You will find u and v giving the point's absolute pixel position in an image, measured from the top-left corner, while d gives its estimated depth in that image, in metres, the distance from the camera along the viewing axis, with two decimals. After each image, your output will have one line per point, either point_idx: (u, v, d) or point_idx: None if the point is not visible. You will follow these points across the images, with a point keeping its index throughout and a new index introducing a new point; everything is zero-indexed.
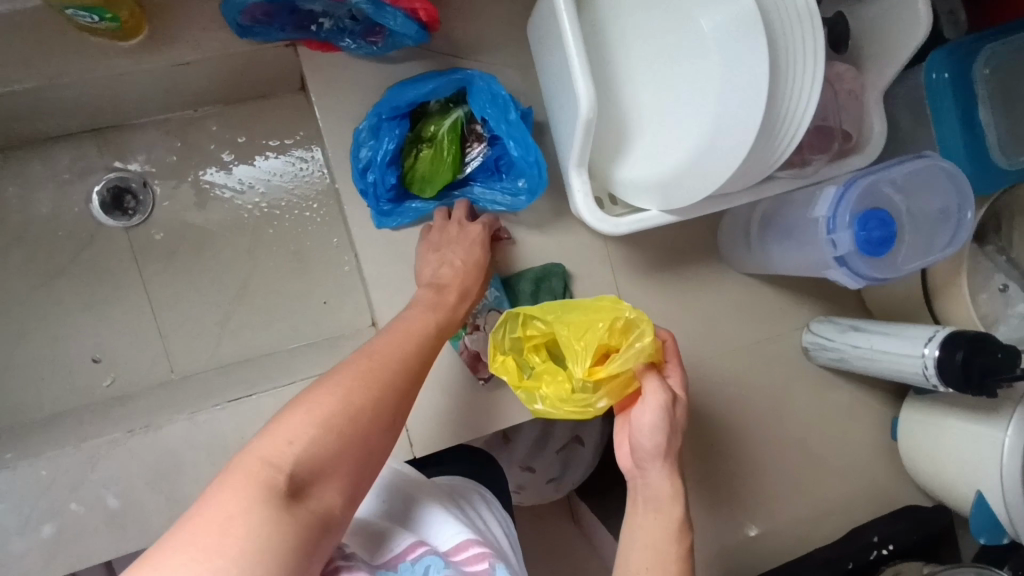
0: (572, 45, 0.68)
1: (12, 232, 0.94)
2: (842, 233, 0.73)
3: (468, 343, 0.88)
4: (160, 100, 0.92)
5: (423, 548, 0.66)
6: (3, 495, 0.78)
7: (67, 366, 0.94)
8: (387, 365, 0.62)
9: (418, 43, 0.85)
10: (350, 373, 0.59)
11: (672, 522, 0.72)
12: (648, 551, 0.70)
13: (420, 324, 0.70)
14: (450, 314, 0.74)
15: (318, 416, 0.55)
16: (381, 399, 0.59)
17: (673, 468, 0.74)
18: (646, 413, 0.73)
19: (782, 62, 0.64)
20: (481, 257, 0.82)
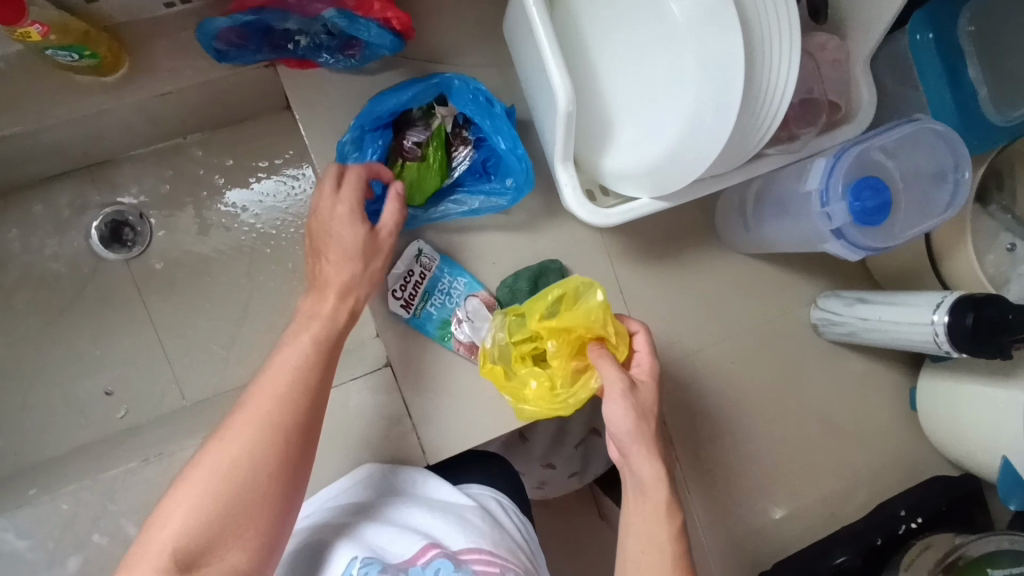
0: (545, 38, 0.67)
1: (18, 274, 0.96)
2: (836, 205, 0.71)
3: (460, 339, 0.89)
4: (148, 132, 0.93)
5: (433, 551, 0.71)
6: (27, 532, 0.79)
7: (81, 401, 0.95)
8: (260, 416, 0.66)
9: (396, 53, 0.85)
10: (223, 441, 0.65)
11: (657, 507, 0.75)
12: (643, 537, 0.74)
13: (297, 347, 0.71)
14: (333, 324, 0.73)
15: (193, 493, 0.63)
16: (253, 454, 0.65)
17: (652, 449, 0.76)
18: (613, 401, 0.75)
19: (756, 37, 0.63)
20: (351, 248, 0.74)
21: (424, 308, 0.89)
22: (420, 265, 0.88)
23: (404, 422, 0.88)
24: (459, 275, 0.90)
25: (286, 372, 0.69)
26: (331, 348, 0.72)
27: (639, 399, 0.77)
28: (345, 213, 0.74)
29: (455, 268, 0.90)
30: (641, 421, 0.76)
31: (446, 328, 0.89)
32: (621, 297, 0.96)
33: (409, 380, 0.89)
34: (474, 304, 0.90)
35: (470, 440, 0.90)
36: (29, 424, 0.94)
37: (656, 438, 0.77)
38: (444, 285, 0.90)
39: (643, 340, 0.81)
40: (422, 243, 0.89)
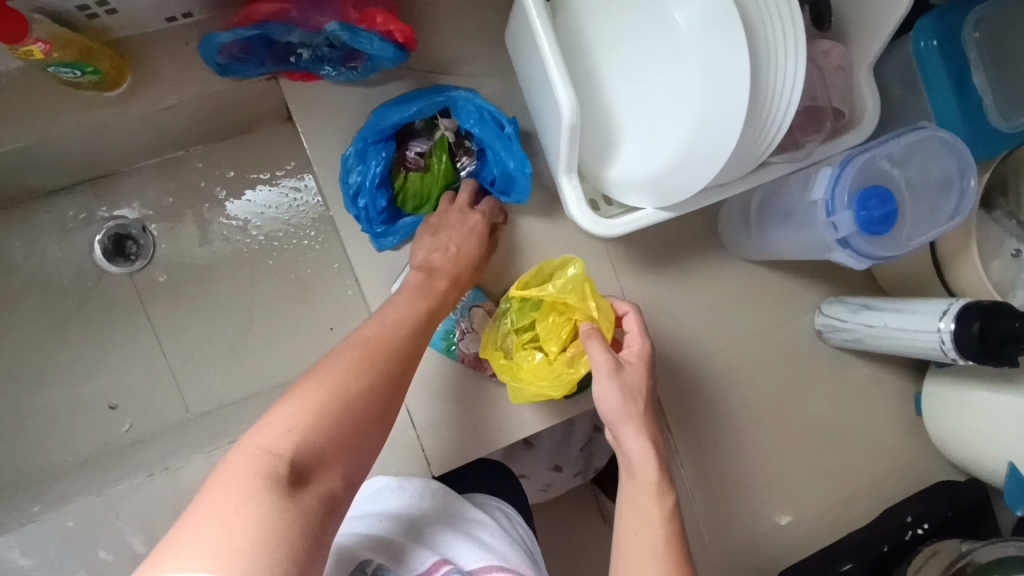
0: (548, 50, 0.67)
1: (21, 288, 0.96)
2: (841, 214, 0.71)
3: (465, 350, 0.89)
4: (150, 144, 0.93)
5: (446, 567, 0.69)
6: (33, 549, 0.79)
7: (86, 414, 0.95)
8: (378, 349, 0.63)
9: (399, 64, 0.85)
10: (340, 361, 0.60)
11: (647, 488, 0.71)
12: (637, 521, 0.70)
13: (412, 308, 0.71)
14: (439, 304, 0.75)
15: (318, 402, 0.55)
16: (376, 384, 0.60)
17: (642, 429, 0.74)
18: (600, 380, 0.74)
19: (761, 47, 0.63)
20: (473, 252, 0.82)
21: None
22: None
23: (409, 433, 0.89)
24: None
25: (399, 327, 0.68)
26: (433, 318, 0.73)
27: (625, 378, 0.75)
28: (478, 224, 0.84)
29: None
30: (627, 400, 0.74)
31: (451, 339, 0.89)
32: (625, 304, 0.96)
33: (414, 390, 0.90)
34: (476, 313, 0.89)
35: (476, 449, 0.90)
36: (34, 437, 0.94)
37: (647, 419, 0.75)
38: None
39: (634, 321, 0.80)
40: None
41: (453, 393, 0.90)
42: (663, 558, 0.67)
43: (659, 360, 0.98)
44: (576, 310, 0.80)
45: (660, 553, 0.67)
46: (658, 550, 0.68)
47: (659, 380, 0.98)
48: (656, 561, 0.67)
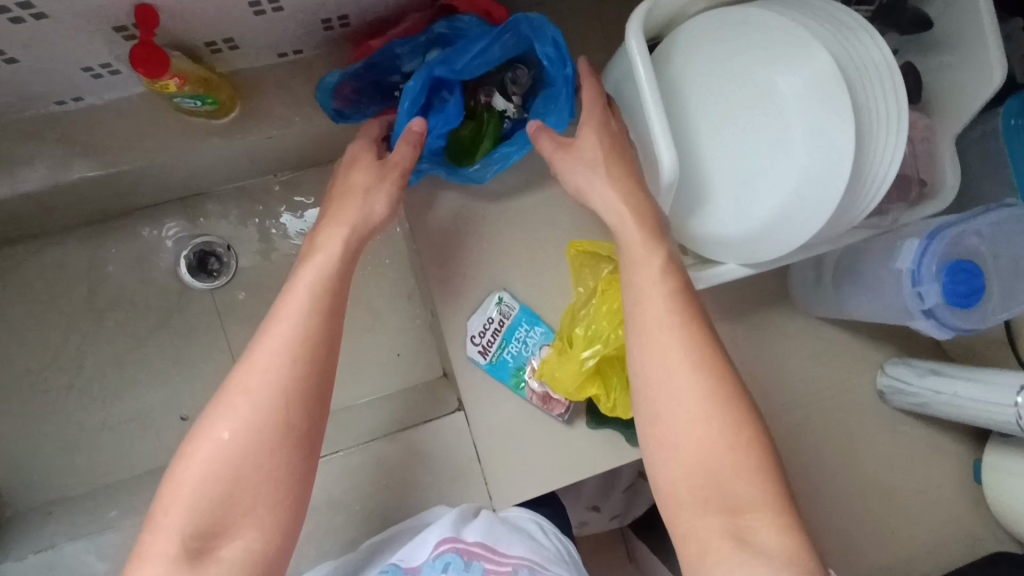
0: (654, 108, 0.69)
1: (109, 297, 0.99)
2: (929, 285, 0.73)
3: (534, 389, 0.90)
4: (245, 169, 0.97)
5: (443, 546, 0.76)
6: (108, 555, 0.81)
7: (159, 424, 0.98)
8: (262, 372, 0.62)
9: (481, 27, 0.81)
10: (223, 405, 0.62)
11: (636, 257, 0.69)
12: (641, 294, 0.68)
13: (300, 297, 0.66)
14: (333, 254, 0.69)
15: (208, 468, 0.60)
16: (263, 433, 0.61)
17: (627, 202, 0.72)
18: (564, 159, 0.75)
19: (865, 122, 0.66)
20: (368, 171, 0.75)
21: (501, 354, 0.90)
22: (501, 313, 0.91)
23: (474, 465, 0.90)
24: (536, 325, 0.92)
25: (282, 336, 0.64)
26: (336, 292, 0.68)
27: (581, 151, 0.74)
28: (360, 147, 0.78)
29: (532, 318, 0.92)
30: (589, 158, 0.74)
31: (521, 375, 0.91)
32: None
33: (485, 428, 0.90)
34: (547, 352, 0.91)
35: (538, 488, 0.91)
36: (109, 443, 0.97)
37: (619, 178, 0.73)
38: (521, 334, 0.91)
39: (589, 92, 0.77)
40: (502, 292, 0.91)
41: (520, 431, 0.91)
42: (679, 357, 0.64)
43: None
44: (579, 290, 0.92)
45: (670, 344, 0.65)
46: (677, 342, 0.65)
47: None
48: (669, 357, 0.65)
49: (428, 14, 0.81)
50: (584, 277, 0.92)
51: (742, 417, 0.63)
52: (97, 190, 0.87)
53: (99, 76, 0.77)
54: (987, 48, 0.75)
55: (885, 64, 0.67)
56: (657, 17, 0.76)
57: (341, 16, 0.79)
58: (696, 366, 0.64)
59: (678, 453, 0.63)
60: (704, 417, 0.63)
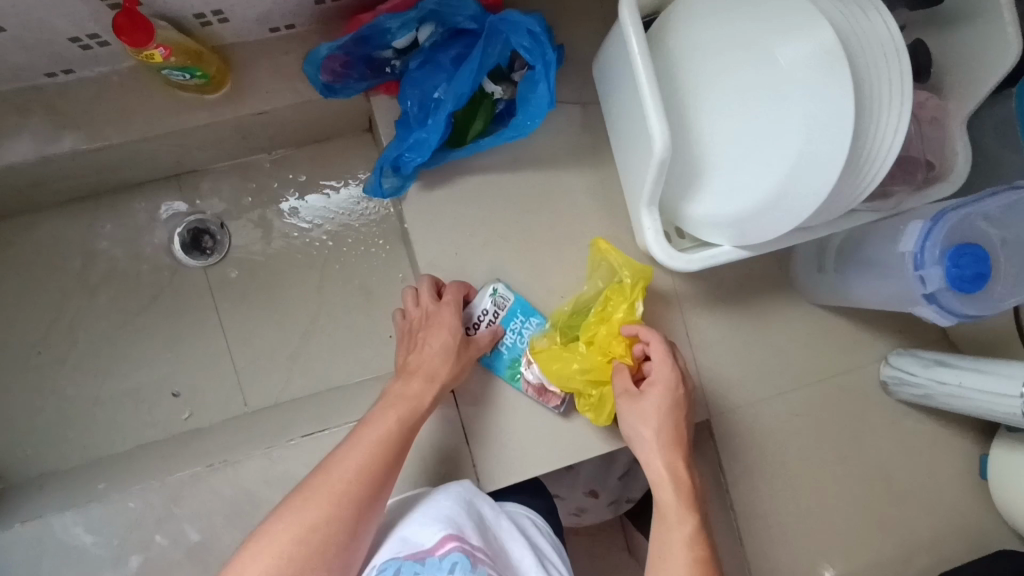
0: (648, 86, 0.67)
1: (103, 274, 0.99)
2: (931, 269, 0.70)
3: (528, 380, 0.87)
4: (239, 146, 0.96)
5: (450, 543, 0.66)
6: (96, 527, 0.82)
7: (150, 400, 0.99)
8: (340, 483, 0.69)
9: (475, 19, 0.78)
10: (304, 502, 0.67)
11: (667, 516, 0.74)
12: (664, 541, 0.73)
13: (374, 430, 0.74)
14: (415, 409, 0.77)
15: (274, 554, 0.63)
16: (320, 540, 0.65)
17: (660, 389, 0.79)
18: (627, 410, 0.80)
19: (866, 98, 0.63)
20: (443, 358, 0.81)
21: (498, 346, 0.88)
22: (496, 304, 0.88)
23: (461, 448, 0.87)
24: (531, 316, 0.88)
25: (361, 454, 0.71)
26: (410, 429, 0.76)
27: (643, 409, 0.79)
28: (452, 328, 0.82)
29: (527, 309, 0.88)
30: (636, 431, 0.79)
31: (516, 368, 0.88)
32: (689, 339, 0.95)
33: (475, 411, 0.89)
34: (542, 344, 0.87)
35: (529, 470, 0.88)
36: (100, 418, 0.98)
37: (673, 428, 0.79)
38: (516, 326, 0.88)
39: (658, 347, 0.81)
40: (498, 283, 0.87)
41: (510, 415, 0.88)
42: (687, 560, 0.71)
43: (717, 397, 0.96)
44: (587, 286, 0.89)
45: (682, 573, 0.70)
46: (677, 479, 0.76)
47: (719, 419, 0.96)
48: (680, 554, 0.71)
49: None
50: (596, 275, 0.88)
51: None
52: (89, 165, 0.87)
53: (88, 47, 0.76)
54: (1001, 22, 0.72)
55: (889, 37, 0.65)
56: None
57: None
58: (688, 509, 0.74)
59: None
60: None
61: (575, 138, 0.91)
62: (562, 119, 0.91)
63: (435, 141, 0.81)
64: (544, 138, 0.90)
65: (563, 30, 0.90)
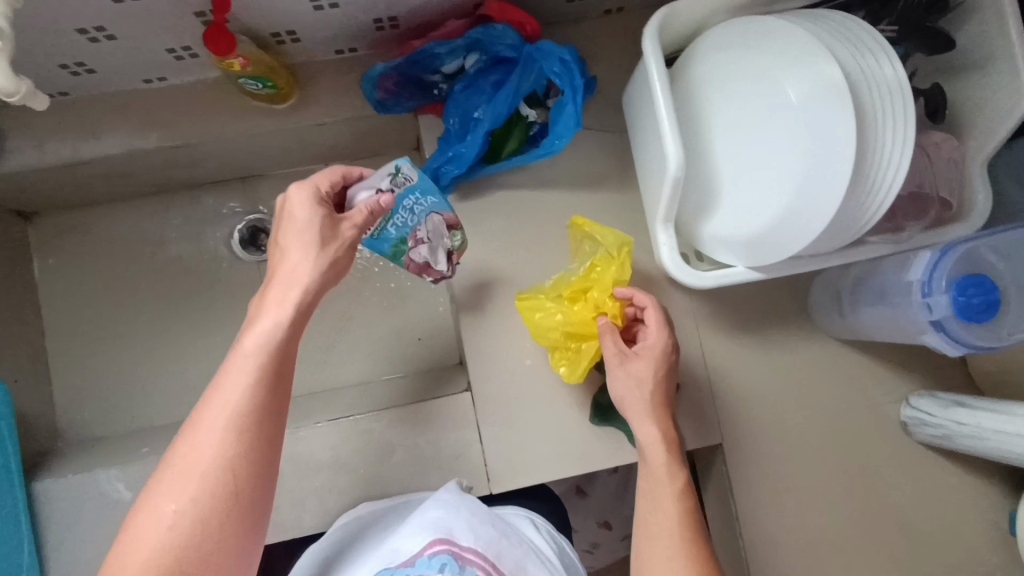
0: (664, 109, 0.73)
1: (169, 261, 1.11)
2: (938, 297, 0.72)
3: (412, 258, 0.84)
4: (298, 154, 1.07)
5: (439, 546, 0.71)
6: (133, 485, 0.89)
7: (196, 379, 1.07)
8: (207, 438, 0.62)
9: (516, 47, 0.87)
10: (175, 467, 0.62)
11: (657, 475, 0.77)
12: (656, 503, 0.76)
13: (248, 360, 0.65)
14: (277, 326, 0.67)
15: (162, 527, 0.59)
16: (207, 495, 0.61)
17: (649, 352, 0.81)
18: (614, 372, 0.80)
19: (869, 131, 0.67)
20: (308, 259, 0.69)
21: (383, 228, 0.79)
22: (396, 184, 0.75)
23: (474, 446, 0.93)
24: (427, 194, 0.79)
25: (234, 394, 0.63)
26: (280, 349, 0.67)
27: (633, 370, 0.80)
28: (309, 221, 0.70)
29: (428, 186, 0.78)
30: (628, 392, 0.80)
31: (400, 246, 0.83)
32: (704, 362, 0.97)
33: (488, 409, 0.94)
34: (434, 225, 0.81)
35: (535, 477, 0.93)
36: (151, 391, 1.07)
37: (658, 387, 0.81)
38: (409, 205, 0.78)
39: (654, 314, 0.82)
40: (399, 158, 0.74)
41: (522, 418, 0.94)
42: (678, 517, 0.74)
43: (730, 423, 0.96)
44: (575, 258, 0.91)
45: (675, 528, 0.73)
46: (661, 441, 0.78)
47: (731, 445, 0.96)
48: (669, 511, 0.75)
49: (470, 21, 0.89)
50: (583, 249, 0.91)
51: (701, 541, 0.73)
52: (169, 160, 0.99)
53: (181, 57, 0.89)
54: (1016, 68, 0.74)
55: (894, 76, 0.69)
56: (676, 26, 0.79)
57: (391, 18, 0.87)
58: (674, 468, 0.77)
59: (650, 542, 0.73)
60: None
61: (603, 163, 0.97)
62: (592, 145, 0.97)
63: (472, 156, 0.89)
64: (573, 161, 0.97)
65: (596, 64, 0.97)
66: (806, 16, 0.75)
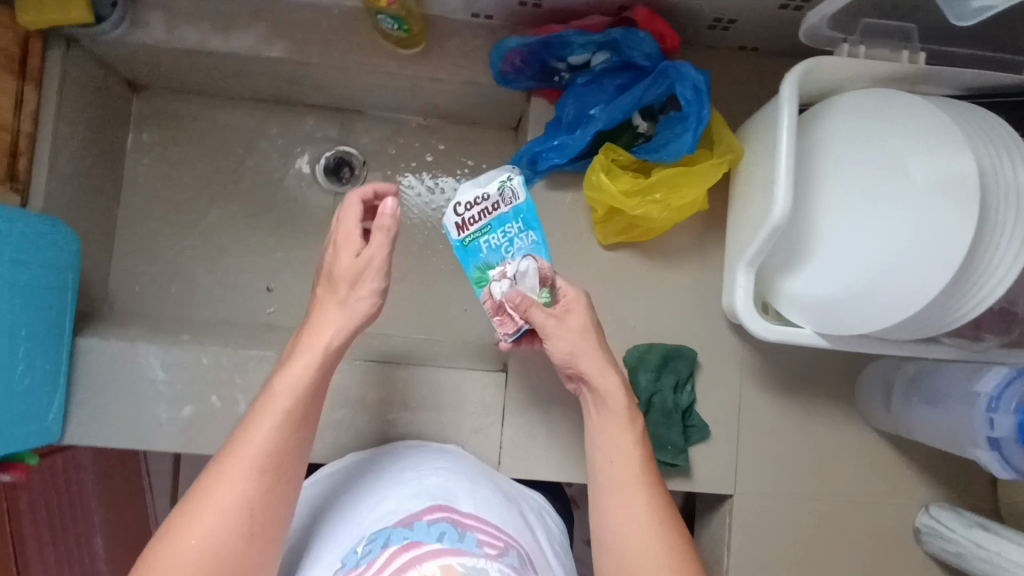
0: (785, 158, 0.73)
1: (253, 167, 1.13)
2: (1003, 416, 0.73)
3: (492, 293, 0.75)
4: (404, 101, 1.08)
5: (440, 514, 0.68)
6: (169, 368, 0.92)
7: (248, 286, 1.10)
8: (235, 470, 0.63)
9: (649, 59, 0.87)
10: (199, 496, 0.63)
11: (616, 421, 0.74)
12: (611, 447, 0.73)
13: (279, 403, 0.67)
14: (307, 375, 0.68)
15: (183, 554, 0.60)
16: (231, 522, 0.62)
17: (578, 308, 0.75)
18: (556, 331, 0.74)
19: (984, 238, 0.67)
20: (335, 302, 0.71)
21: (476, 240, 0.74)
22: (502, 197, 0.74)
23: (494, 426, 0.94)
24: (530, 228, 0.75)
25: (263, 432, 0.65)
26: (304, 400, 0.68)
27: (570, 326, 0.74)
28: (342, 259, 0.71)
29: (531, 217, 0.75)
30: (577, 344, 0.74)
31: (485, 272, 0.75)
32: (739, 412, 0.96)
33: (518, 394, 0.95)
34: (527, 265, 0.73)
35: (546, 472, 0.95)
36: (202, 284, 1.10)
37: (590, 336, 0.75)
38: (511, 230, 0.74)
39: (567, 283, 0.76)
40: (513, 172, 0.74)
41: (547, 413, 0.95)
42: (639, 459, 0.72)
43: (746, 478, 0.96)
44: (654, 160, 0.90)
45: (638, 476, 0.71)
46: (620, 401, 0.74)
47: (741, 500, 0.95)
48: (629, 459, 0.72)
49: (613, 20, 0.89)
50: None
51: (663, 502, 0.70)
52: (285, 73, 1.01)
53: None
54: None
55: None
56: (816, 80, 0.78)
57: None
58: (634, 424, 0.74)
59: (621, 493, 0.70)
60: (671, 549, 0.66)
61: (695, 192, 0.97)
62: None
63: (576, 149, 0.89)
64: None
65: (718, 95, 0.97)
66: (948, 103, 0.74)
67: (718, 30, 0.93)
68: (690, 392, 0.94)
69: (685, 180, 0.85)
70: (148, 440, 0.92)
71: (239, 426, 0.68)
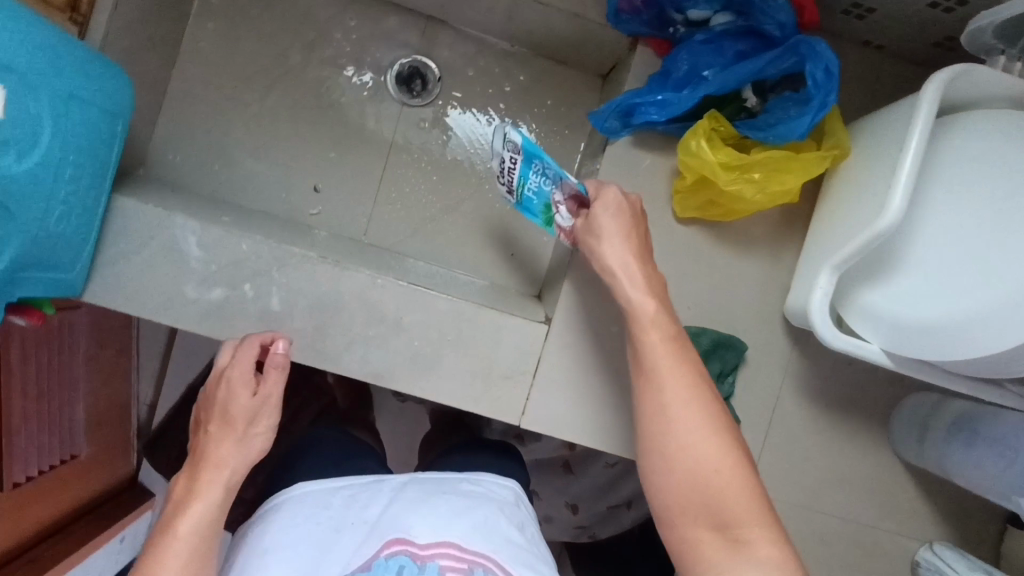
0: (910, 164, 0.69)
1: (321, 58, 1.06)
2: None
3: (563, 226, 0.82)
4: (496, 22, 1.01)
5: (397, 546, 0.63)
6: (205, 246, 0.87)
7: (294, 181, 1.05)
8: None
9: (780, 29, 0.82)
10: None
11: (646, 329, 0.71)
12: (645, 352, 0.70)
13: (181, 543, 0.66)
14: (216, 496, 0.70)
15: None
16: None
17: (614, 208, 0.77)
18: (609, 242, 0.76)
19: None
20: (243, 406, 0.74)
21: (522, 194, 0.82)
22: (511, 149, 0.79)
23: (526, 376, 0.92)
24: (543, 159, 0.78)
25: (183, 538, 0.66)
26: (218, 503, 0.70)
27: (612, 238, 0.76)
28: (236, 396, 0.75)
29: (536, 149, 0.77)
30: (614, 231, 0.76)
31: (550, 212, 0.82)
32: (771, 415, 0.94)
33: (556, 351, 0.92)
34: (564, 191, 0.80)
35: (568, 433, 0.93)
36: (246, 169, 1.04)
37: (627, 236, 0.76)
38: (540, 169, 0.79)
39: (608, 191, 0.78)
40: (509, 127, 0.79)
41: (582, 375, 0.92)
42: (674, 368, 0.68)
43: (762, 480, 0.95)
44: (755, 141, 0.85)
45: (679, 385, 0.67)
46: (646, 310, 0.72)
47: None
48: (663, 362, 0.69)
49: None
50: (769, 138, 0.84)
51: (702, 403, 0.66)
52: None
53: None
54: None
55: None
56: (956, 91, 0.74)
57: None
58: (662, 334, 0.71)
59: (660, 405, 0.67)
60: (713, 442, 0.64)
61: None
62: None
63: (680, 109, 0.84)
64: None
65: None
66: None
67: (851, 17, 0.87)
68: (731, 384, 0.92)
69: (787, 166, 0.81)
70: (171, 315, 0.88)
71: (145, 549, 0.67)
